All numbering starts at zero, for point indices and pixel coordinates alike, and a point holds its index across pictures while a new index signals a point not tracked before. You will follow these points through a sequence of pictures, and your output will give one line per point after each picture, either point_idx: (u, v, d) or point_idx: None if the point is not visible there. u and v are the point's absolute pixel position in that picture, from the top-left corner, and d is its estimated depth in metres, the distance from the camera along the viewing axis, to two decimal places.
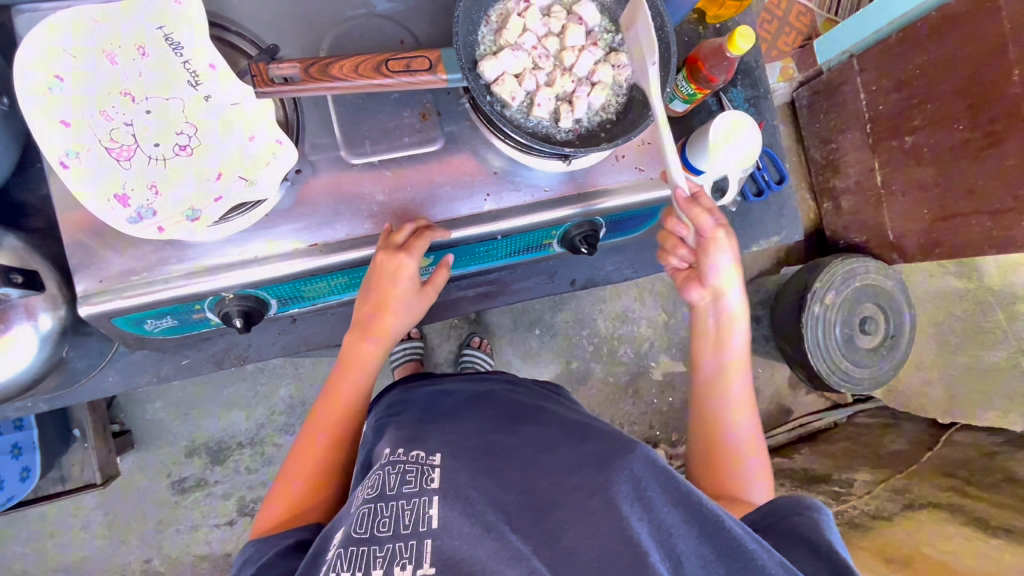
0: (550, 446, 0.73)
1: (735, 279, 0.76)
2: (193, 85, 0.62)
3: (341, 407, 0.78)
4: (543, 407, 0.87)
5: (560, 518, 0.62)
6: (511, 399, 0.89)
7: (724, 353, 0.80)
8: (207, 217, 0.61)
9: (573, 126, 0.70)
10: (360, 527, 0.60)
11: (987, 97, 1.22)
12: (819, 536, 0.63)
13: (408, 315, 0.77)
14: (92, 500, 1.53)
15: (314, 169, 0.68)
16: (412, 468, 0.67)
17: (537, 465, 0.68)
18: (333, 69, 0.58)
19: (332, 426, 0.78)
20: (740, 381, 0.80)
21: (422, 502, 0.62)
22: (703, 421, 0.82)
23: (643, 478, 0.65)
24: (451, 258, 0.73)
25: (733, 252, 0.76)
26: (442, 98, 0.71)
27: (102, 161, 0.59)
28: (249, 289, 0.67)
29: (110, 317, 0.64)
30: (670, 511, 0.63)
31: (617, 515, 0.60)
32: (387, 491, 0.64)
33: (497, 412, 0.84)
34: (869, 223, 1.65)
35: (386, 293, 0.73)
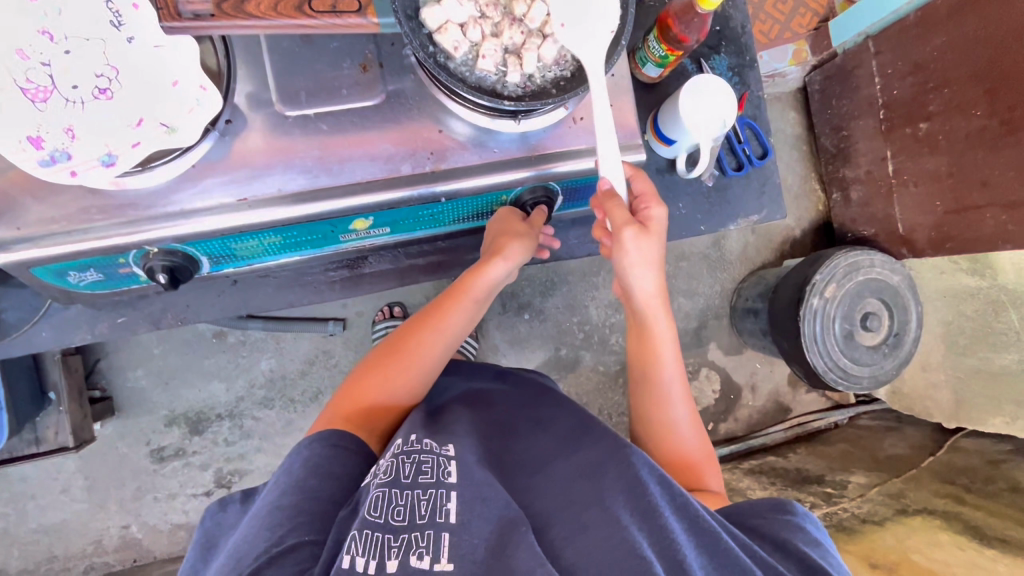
0: (544, 465, 0.71)
1: (649, 271, 0.75)
2: (115, 26, 0.58)
3: (448, 315, 0.82)
4: (540, 416, 0.83)
5: (554, 535, 0.61)
6: (507, 406, 0.85)
7: (661, 390, 0.84)
8: (124, 163, 0.58)
9: (523, 81, 0.65)
10: (377, 510, 0.58)
11: (1005, 80, 1.13)
12: (782, 536, 0.66)
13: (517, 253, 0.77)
14: (73, 464, 1.54)
15: (246, 121, 0.64)
16: (428, 460, 0.65)
17: (532, 487, 0.67)
18: (249, 7, 0.57)
19: (432, 329, 0.82)
20: (681, 402, 0.85)
21: (440, 495, 0.61)
22: (654, 432, 0.87)
23: (640, 485, 0.65)
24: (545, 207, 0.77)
25: (648, 251, 0.72)
26: (385, 48, 0.66)
27: (15, 101, 0.56)
28: (175, 244, 0.65)
29: (28, 267, 0.62)
30: (673, 518, 0.62)
31: (617, 526, 0.60)
32: (402, 478, 0.62)
33: (489, 419, 0.81)
34: (878, 215, 1.56)
35: (504, 227, 0.77)
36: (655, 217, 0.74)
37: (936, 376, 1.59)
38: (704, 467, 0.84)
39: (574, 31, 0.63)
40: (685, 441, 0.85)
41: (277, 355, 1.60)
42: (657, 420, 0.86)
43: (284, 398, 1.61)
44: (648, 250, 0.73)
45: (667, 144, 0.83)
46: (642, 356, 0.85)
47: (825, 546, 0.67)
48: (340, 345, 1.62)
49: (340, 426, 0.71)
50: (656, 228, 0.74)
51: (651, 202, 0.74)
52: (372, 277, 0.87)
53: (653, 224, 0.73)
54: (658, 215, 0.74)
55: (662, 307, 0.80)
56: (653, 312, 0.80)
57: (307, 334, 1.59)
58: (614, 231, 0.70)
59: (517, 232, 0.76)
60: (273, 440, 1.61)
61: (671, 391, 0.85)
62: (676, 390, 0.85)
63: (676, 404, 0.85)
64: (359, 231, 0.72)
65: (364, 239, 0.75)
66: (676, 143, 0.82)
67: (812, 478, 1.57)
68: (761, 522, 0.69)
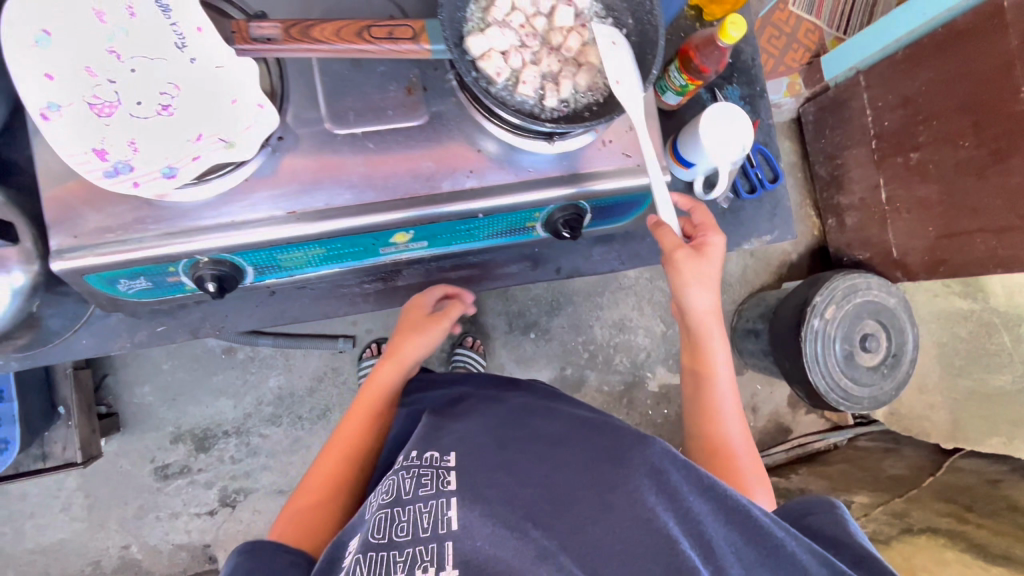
0: (564, 440, 0.70)
1: (709, 281, 0.82)
2: (180, 48, 0.61)
3: (373, 394, 0.83)
4: (549, 406, 0.84)
5: (582, 512, 0.59)
6: (522, 401, 0.85)
7: (713, 389, 0.87)
8: (183, 176, 0.61)
9: (559, 106, 0.69)
10: (379, 532, 0.58)
11: (989, 113, 1.21)
12: (834, 531, 0.70)
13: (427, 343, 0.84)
14: (74, 482, 1.52)
15: (297, 140, 0.68)
16: (428, 472, 0.64)
17: (554, 457, 0.66)
18: (313, 31, 0.59)
19: (364, 409, 0.83)
20: (731, 403, 0.87)
21: (440, 504, 0.60)
22: (700, 435, 0.87)
23: (664, 470, 0.63)
24: (470, 297, 0.86)
25: (698, 275, 0.81)
26: (429, 73, 0.71)
27: (81, 115, 0.59)
28: (225, 254, 0.67)
29: (83, 274, 0.64)
30: (698, 501, 0.62)
31: (643, 509, 0.59)
32: (403, 495, 0.62)
33: (506, 413, 0.80)
34: (871, 240, 1.63)
35: (410, 316, 0.85)
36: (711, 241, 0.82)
37: (933, 398, 1.62)
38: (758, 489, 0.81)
39: (628, 87, 0.67)
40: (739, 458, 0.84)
41: (286, 372, 1.60)
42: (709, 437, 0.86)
43: (292, 415, 1.60)
44: (703, 268, 0.80)
45: (686, 167, 0.86)
46: (693, 372, 0.89)
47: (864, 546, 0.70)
48: (350, 361, 1.63)
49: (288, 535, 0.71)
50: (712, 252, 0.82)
51: (710, 232, 0.83)
52: (402, 292, 0.90)
53: (709, 249, 0.81)
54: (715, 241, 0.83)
55: (717, 321, 0.86)
56: (709, 327, 0.85)
57: (314, 350, 1.59)
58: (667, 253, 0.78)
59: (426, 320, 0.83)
60: (279, 458, 1.60)
61: (724, 407, 0.87)
62: (728, 406, 0.87)
63: (727, 407, 0.87)
64: (399, 243, 0.74)
65: (403, 252, 0.77)
66: (695, 166, 0.86)
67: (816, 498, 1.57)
68: (814, 519, 0.72)
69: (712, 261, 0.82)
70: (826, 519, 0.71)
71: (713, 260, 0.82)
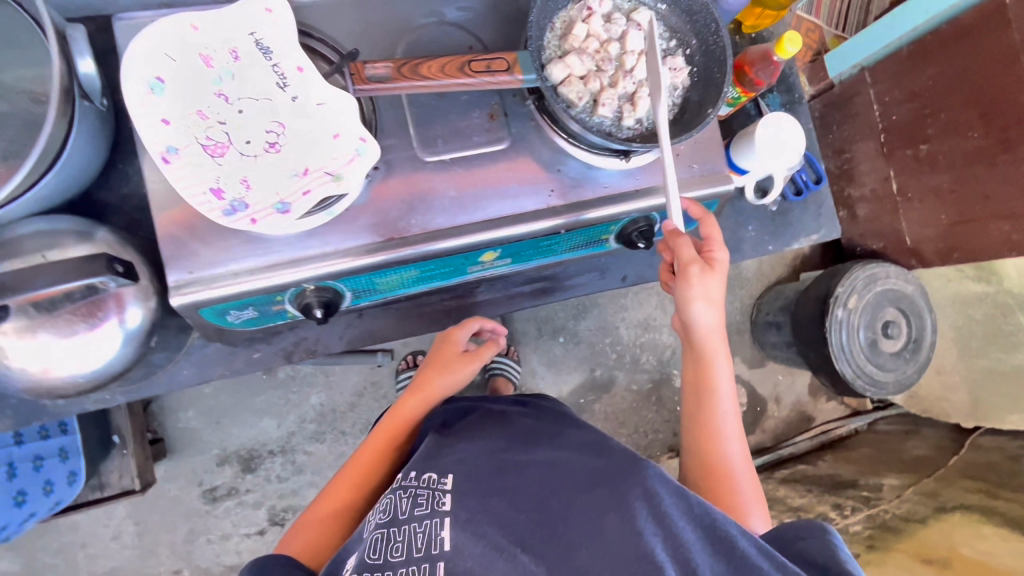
0: (562, 463, 0.69)
1: (714, 297, 0.77)
2: (283, 87, 0.65)
3: (399, 420, 0.86)
4: (560, 430, 0.80)
5: (571, 541, 0.59)
6: (528, 424, 0.82)
7: (711, 409, 0.81)
8: (297, 211, 0.64)
9: (634, 125, 0.73)
10: (375, 552, 0.62)
11: (999, 103, 1.16)
12: (828, 559, 0.64)
13: (455, 378, 0.87)
14: (123, 510, 1.52)
15: (390, 168, 0.71)
16: (424, 493, 0.68)
17: (548, 482, 0.66)
18: (422, 70, 0.66)
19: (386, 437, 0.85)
20: (733, 423, 0.82)
21: (433, 524, 0.63)
22: (696, 458, 0.82)
23: (657, 495, 0.62)
24: (504, 338, 0.88)
25: (715, 296, 0.77)
26: (508, 100, 0.75)
27: (197, 156, 0.62)
28: (329, 281, 0.70)
29: (198, 308, 0.66)
30: (686, 526, 0.61)
31: (634, 535, 0.59)
32: (399, 515, 0.66)
33: (513, 434, 0.78)
34: (885, 229, 1.54)
35: (442, 350, 0.89)
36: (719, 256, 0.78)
37: (952, 378, 1.67)
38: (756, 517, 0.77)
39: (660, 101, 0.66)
40: (739, 481, 0.78)
41: (327, 389, 1.61)
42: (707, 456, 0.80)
43: (335, 431, 1.61)
44: (711, 285, 0.76)
45: (739, 174, 0.89)
46: (693, 385, 0.83)
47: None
48: (388, 374, 1.65)
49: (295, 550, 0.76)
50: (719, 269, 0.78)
51: (717, 248, 0.78)
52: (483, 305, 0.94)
53: (718, 265, 0.77)
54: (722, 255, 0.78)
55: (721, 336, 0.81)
56: (713, 341, 0.80)
57: (354, 365, 1.60)
58: (683, 264, 0.75)
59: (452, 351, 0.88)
60: (324, 474, 1.61)
61: (722, 423, 0.81)
62: (729, 423, 0.82)
63: (730, 431, 0.82)
64: (486, 261, 0.78)
65: (488, 270, 0.80)
66: (748, 173, 0.88)
67: (846, 483, 1.59)
68: (804, 545, 0.67)
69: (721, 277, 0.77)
70: (819, 544, 0.66)
71: (721, 276, 0.77)
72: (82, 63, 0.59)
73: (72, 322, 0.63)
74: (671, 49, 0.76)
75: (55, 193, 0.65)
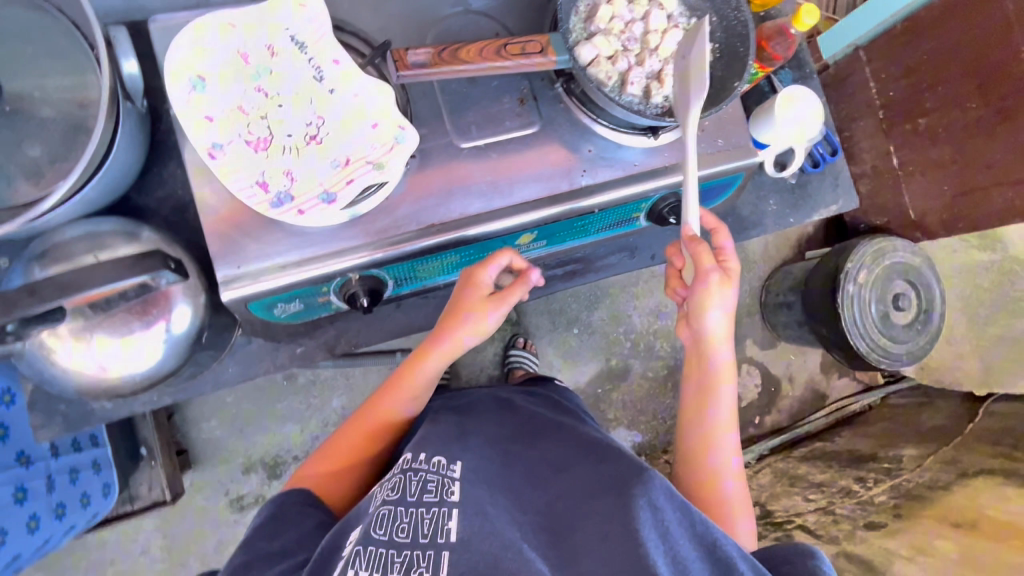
0: (567, 464, 0.72)
1: (726, 308, 0.76)
2: (319, 80, 0.66)
3: (416, 380, 0.82)
4: (561, 420, 0.84)
5: (577, 540, 0.61)
6: (532, 411, 0.87)
7: (712, 418, 0.81)
8: (341, 200, 0.65)
9: (662, 102, 0.74)
10: (381, 528, 0.61)
11: (996, 76, 1.14)
12: None
13: (477, 330, 0.75)
14: (151, 523, 1.51)
15: (426, 156, 0.72)
16: (433, 479, 0.67)
17: (554, 487, 0.69)
18: (461, 54, 0.67)
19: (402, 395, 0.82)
20: (731, 435, 0.81)
21: (442, 513, 0.62)
22: (688, 465, 0.81)
23: (661, 509, 0.61)
24: (536, 276, 0.74)
25: (726, 305, 0.76)
26: (537, 84, 0.76)
27: (241, 152, 0.63)
28: (372, 269, 0.70)
29: (246, 302, 0.67)
30: (688, 546, 0.60)
31: (634, 542, 0.58)
32: (408, 496, 0.65)
33: (520, 422, 0.84)
34: (887, 206, 1.52)
35: (463, 295, 0.75)
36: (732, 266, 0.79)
37: (963, 348, 1.62)
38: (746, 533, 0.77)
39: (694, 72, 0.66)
40: (733, 495, 0.78)
41: (348, 392, 1.60)
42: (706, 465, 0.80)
43: None
44: (728, 294, 0.76)
45: (759, 148, 0.90)
46: (698, 392, 0.82)
47: None
48: None
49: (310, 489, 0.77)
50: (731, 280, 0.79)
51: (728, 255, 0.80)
52: None
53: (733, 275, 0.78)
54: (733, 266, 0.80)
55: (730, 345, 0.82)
56: (722, 352, 0.80)
57: (373, 367, 1.59)
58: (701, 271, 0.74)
59: (475, 295, 0.74)
60: None
61: (723, 433, 0.81)
62: (728, 433, 0.81)
63: (726, 442, 0.81)
64: (524, 244, 0.79)
65: (523, 253, 0.82)
66: (768, 147, 0.89)
67: (866, 457, 1.56)
68: (791, 568, 0.65)
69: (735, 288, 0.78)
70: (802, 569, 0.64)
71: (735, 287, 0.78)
72: (127, 64, 0.62)
73: (129, 320, 0.63)
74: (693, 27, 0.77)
75: (101, 197, 0.66)
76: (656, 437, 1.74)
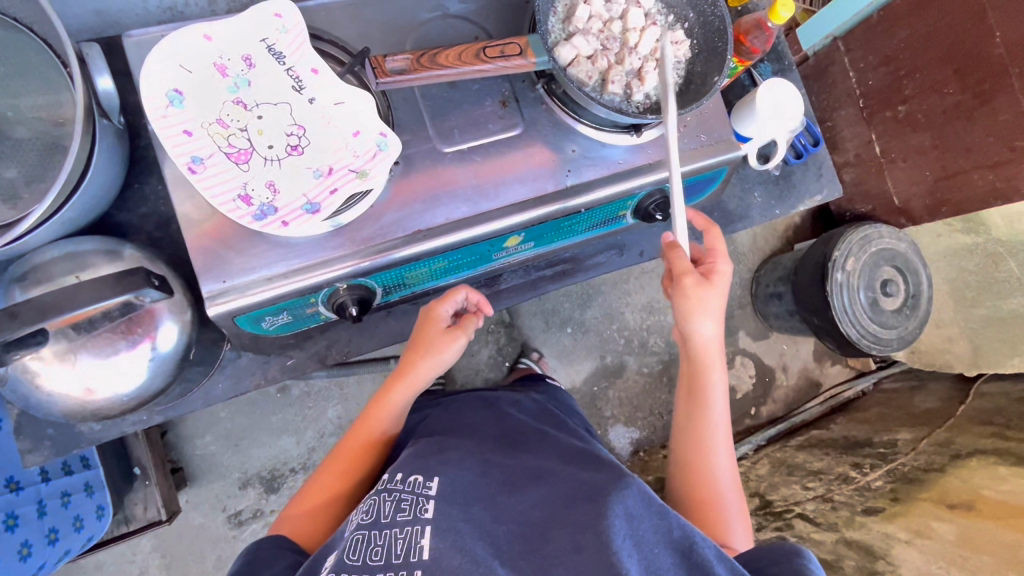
0: (546, 471, 0.71)
1: (708, 310, 0.77)
2: (298, 90, 0.66)
3: (386, 414, 0.82)
4: (545, 430, 0.85)
5: (551, 551, 0.60)
6: (517, 421, 0.88)
7: (702, 421, 0.80)
8: (326, 209, 0.64)
9: (644, 100, 0.75)
10: (354, 553, 0.60)
11: (971, 60, 1.16)
12: None
13: (441, 362, 0.80)
14: (148, 543, 1.49)
15: (410, 161, 0.72)
16: (408, 497, 0.66)
17: (528, 496, 0.67)
18: (440, 59, 0.67)
19: (373, 430, 0.82)
20: (724, 440, 0.80)
21: (415, 531, 0.62)
22: (678, 468, 0.81)
23: (637, 517, 0.61)
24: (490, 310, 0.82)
25: (709, 308, 0.76)
26: (518, 86, 0.76)
27: (222, 165, 0.62)
28: (360, 278, 0.70)
29: (233, 317, 0.66)
30: (662, 553, 0.60)
31: (608, 553, 0.57)
32: (382, 518, 0.64)
33: (499, 433, 0.84)
34: (871, 192, 1.52)
35: (425, 329, 0.80)
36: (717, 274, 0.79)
37: (951, 331, 1.62)
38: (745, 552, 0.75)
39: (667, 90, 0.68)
40: (729, 508, 0.76)
41: (343, 402, 1.58)
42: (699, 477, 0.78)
43: None
44: (711, 301, 0.76)
45: (743, 143, 0.91)
46: (689, 394, 0.82)
47: None
48: None
49: (290, 533, 0.75)
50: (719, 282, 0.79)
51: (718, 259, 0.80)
52: (508, 293, 0.96)
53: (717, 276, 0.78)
54: (723, 275, 0.79)
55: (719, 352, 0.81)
56: (712, 355, 0.79)
57: (367, 375, 1.58)
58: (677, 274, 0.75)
59: (437, 330, 0.79)
60: None
61: (716, 444, 0.79)
62: (721, 437, 0.80)
63: (719, 447, 0.79)
64: (511, 248, 0.79)
65: (512, 256, 0.82)
66: (751, 140, 0.90)
67: (861, 443, 1.57)
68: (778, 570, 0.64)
69: (721, 294, 0.78)
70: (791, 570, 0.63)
71: (721, 293, 0.78)
72: (101, 80, 0.61)
73: (113, 341, 0.62)
74: (670, 24, 0.78)
75: (80, 216, 0.65)
76: (654, 432, 1.74)
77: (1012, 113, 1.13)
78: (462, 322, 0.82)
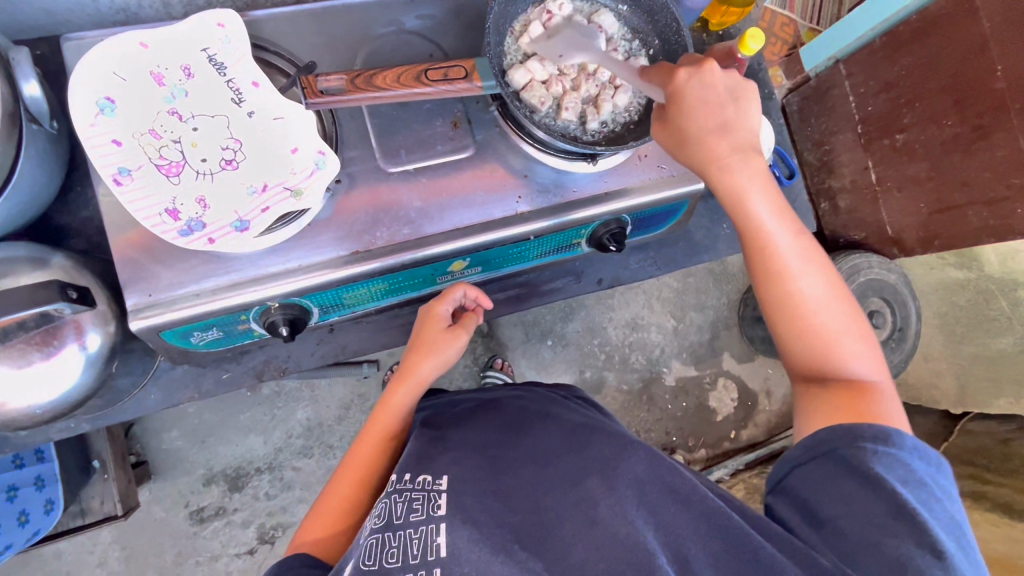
0: (551, 458, 0.67)
1: (700, 134, 0.58)
2: (237, 102, 0.64)
3: (392, 417, 0.79)
4: (548, 409, 0.80)
5: (565, 533, 0.57)
6: (518, 407, 0.81)
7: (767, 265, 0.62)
8: (255, 228, 0.63)
9: (599, 128, 0.73)
10: (370, 559, 0.55)
11: (970, 91, 1.09)
12: (869, 468, 0.55)
13: (445, 359, 0.78)
14: (108, 535, 1.46)
15: (353, 180, 0.70)
16: (419, 496, 0.62)
17: (539, 478, 0.64)
18: (377, 80, 0.64)
19: (381, 432, 0.78)
20: (799, 260, 0.61)
21: (430, 529, 0.57)
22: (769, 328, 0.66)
23: (646, 481, 0.62)
24: (489, 304, 0.80)
25: (702, 129, 0.58)
26: (471, 107, 0.74)
27: (150, 176, 0.61)
28: (294, 298, 0.68)
29: (159, 331, 0.65)
30: (680, 514, 0.59)
31: (624, 523, 0.57)
32: (395, 520, 0.59)
33: (503, 422, 0.78)
34: (865, 220, 1.43)
35: (425, 330, 0.78)
36: (688, 82, 0.58)
37: None
38: (883, 398, 0.60)
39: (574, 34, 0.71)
40: (841, 348, 0.62)
41: (313, 403, 1.56)
42: (799, 337, 0.62)
43: (323, 445, 1.55)
44: (694, 128, 0.58)
45: None
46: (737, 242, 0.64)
47: (926, 485, 0.55)
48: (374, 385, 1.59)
49: (307, 550, 0.69)
50: (698, 83, 0.58)
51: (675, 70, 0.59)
52: None
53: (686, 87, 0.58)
54: (704, 80, 0.58)
55: (754, 166, 0.60)
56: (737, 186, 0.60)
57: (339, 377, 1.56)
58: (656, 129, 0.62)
59: (440, 326, 0.78)
60: (313, 490, 1.55)
61: (799, 285, 0.61)
62: (794, 267, 0.61)
63: (800, 275, 0.61)
64: (457, 270, 0.77)
65: (459, 278, 0.80)
66: None
67: None
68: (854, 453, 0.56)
69: (709, 108, 0.57)
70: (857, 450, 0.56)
71: (708, 108, 0.57)
72: (28, 86, 0.59)
73: (27, 352, 0.62)
74: (635, 50, 0.76)
75: (10, 221, 0.64)
76: None
77: (1010, 150, 1.06)
78: (462, 321, 0.81)
